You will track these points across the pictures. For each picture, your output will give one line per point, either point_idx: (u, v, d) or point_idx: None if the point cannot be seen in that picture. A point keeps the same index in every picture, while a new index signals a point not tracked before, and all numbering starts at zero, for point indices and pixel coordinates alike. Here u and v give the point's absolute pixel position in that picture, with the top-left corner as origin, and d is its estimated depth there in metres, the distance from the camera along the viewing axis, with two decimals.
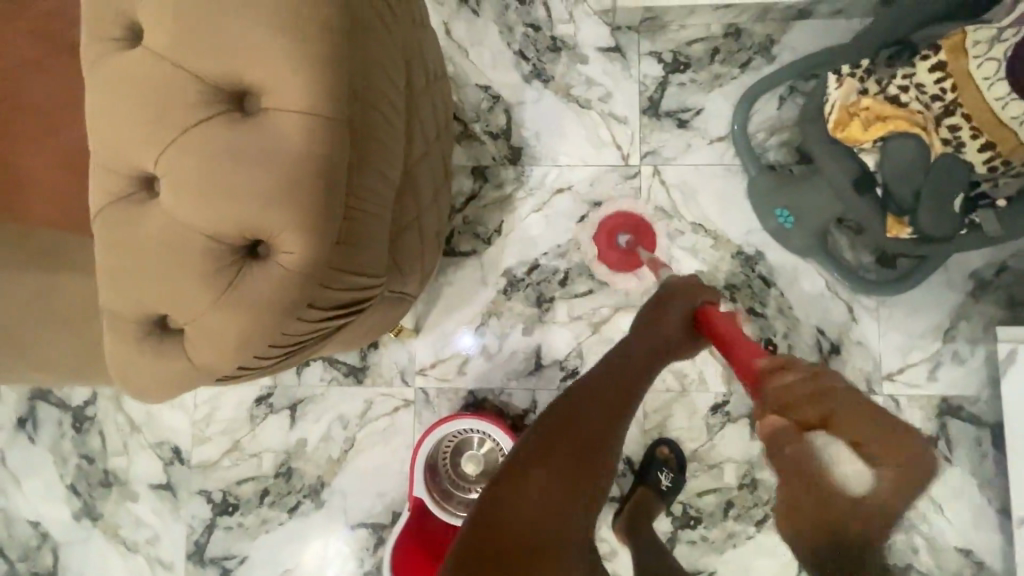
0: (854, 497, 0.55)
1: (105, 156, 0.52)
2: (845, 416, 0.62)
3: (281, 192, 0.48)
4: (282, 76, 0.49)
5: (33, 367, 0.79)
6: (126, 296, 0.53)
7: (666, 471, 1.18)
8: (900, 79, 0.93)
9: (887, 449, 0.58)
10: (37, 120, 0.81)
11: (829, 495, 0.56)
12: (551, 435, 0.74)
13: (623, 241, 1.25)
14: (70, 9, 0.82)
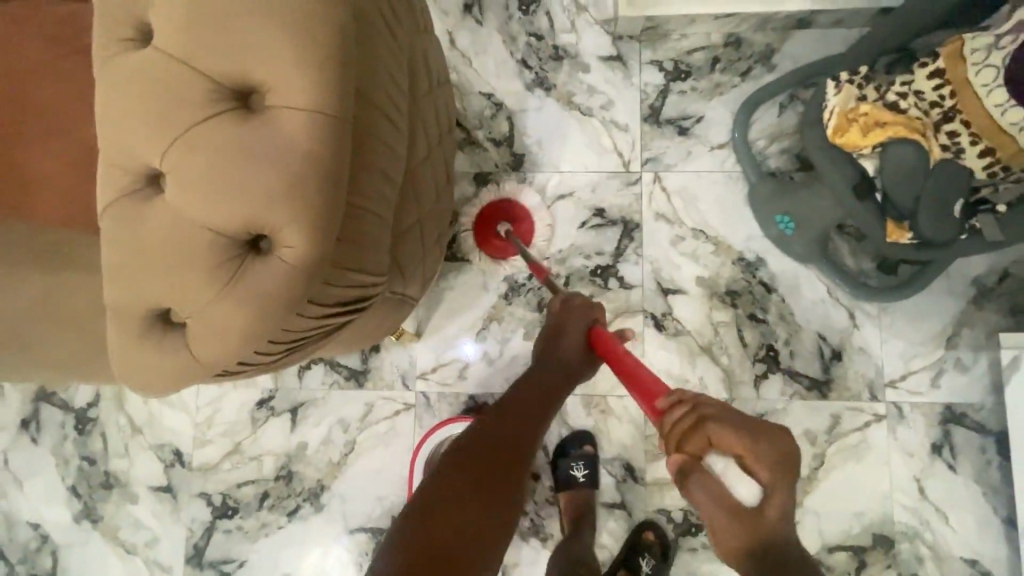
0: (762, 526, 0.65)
1: (113, 152, 0.53)
2: (724, 437, 0.68)
3: (285, 188, 0.49)
4: (288, 76, 0.50)
5: (54, 370, 0.81)
6: (129, 292, 0.54)
7: (647, 557, 1.14)
8: (899, 86, 0.94)
9: (758, 456, 0.66)
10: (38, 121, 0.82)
11: (732, 524, 0.66)
12: (469, 466, 0.80)
13: (501, 230, 1.22)
14: (84, 13, 0.84)
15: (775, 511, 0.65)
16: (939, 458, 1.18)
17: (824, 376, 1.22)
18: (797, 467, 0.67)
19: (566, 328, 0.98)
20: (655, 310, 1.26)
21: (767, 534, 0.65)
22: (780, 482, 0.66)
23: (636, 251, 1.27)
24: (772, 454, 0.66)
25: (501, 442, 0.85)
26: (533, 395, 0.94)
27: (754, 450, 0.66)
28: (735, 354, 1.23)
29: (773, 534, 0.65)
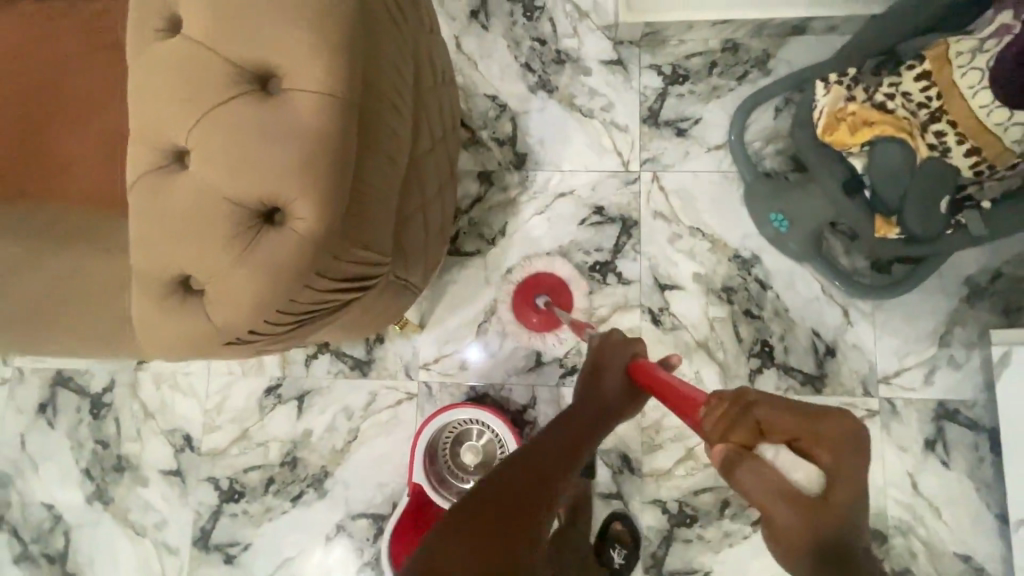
0: (834, 520, 0.50)
1: (143, 132, 0.58)
2: (775, 418, 0.58)
3: (298, 163, 0.53)
4: (303, 62, 0.54)
5: (76, 347, 0.83)
6: (154, 260, 0.58)
7: (619, 548, 1.19)
8: (886, 87, 0.99)
9: (819, 437, 0.55)
10: (71, 117, 0.89)
11: (794, 513, 0.50)
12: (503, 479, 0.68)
13: (540, 302, 1.27)
14: (117, 16, 0.91)
15: (846, 502, 0.51)
16: (932, 454, 1.20)
17: (818, 371, 1.24)
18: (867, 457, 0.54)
19: (606, 364, 0.95)
20: (652, 305, 1.29)
21: (839, 528, 0.50)
22: (847, 466, 0.53)
23: (634, 248, 1.30)
24: (834, 430, 0.55)
25: (535, 471, 0.71)
26: (570, 431, 0.83)
27: (811, 426, 0.56)
28: (730, 349, 1.26)
29: (846, 532, 0.50)
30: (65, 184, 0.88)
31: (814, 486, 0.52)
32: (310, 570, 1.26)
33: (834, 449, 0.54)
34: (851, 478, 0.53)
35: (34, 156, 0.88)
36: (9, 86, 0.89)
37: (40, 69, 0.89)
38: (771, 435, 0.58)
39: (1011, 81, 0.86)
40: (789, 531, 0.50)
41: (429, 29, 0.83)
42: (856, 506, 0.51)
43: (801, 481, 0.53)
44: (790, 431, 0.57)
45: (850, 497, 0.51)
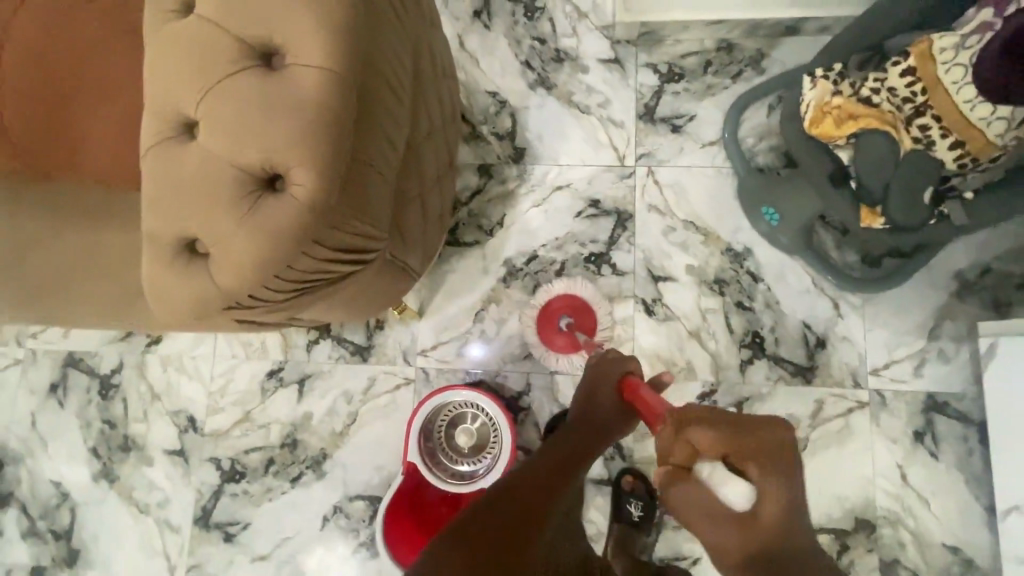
0: (753, 526, 0.65)
1: (155, 104, 0.62)
2: (707, 439, 0.72)
3: (298, 132, 0.57)
4: (306, 39, 0.58)
5: (84, 318, 0.87)
6: (163, 222, 0.62)
7: (634, 501, 1.21)
8: (872, 82, 1.01)
9: (743, 453, 0.69)
10: (65, 109, 0.88)
11: (716, 526, 0.68)
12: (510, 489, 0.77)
13: (563, 323, 1.25)
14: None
15: (766, 510, 0.65)
16: (921, 446, 1.21)
17: (808, 362, 1.26)
18: (788, 464, 0.68)
19: (599, 386, 1.03)
20: (646, 296, 1.32)
21: (764, 535, 0.64)
22: (769, 478, 0.67)
23: (629, 240, 1.34)
24: (755, 446, 0.69)
25: (538, 486, 0.78)
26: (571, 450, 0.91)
27: (738, 444, 0.69)
28: (721, 340, 1.28)
29: (768, 535, 0.64)
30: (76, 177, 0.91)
31: (739, 500, 0.68)
32: (307, 550, 1.29)
33: (758, 463, 0.68)
34: (772, 487, 0.66)
35: (37, 150, 0.89)
36: (14, 54, 0.87)
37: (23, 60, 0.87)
38: (704, 454, 0.74)
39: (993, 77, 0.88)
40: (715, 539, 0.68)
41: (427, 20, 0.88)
42: (776, 511, 0.65)
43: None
44: (722, 448, 0.71)
45: (771, 505, 0.65)
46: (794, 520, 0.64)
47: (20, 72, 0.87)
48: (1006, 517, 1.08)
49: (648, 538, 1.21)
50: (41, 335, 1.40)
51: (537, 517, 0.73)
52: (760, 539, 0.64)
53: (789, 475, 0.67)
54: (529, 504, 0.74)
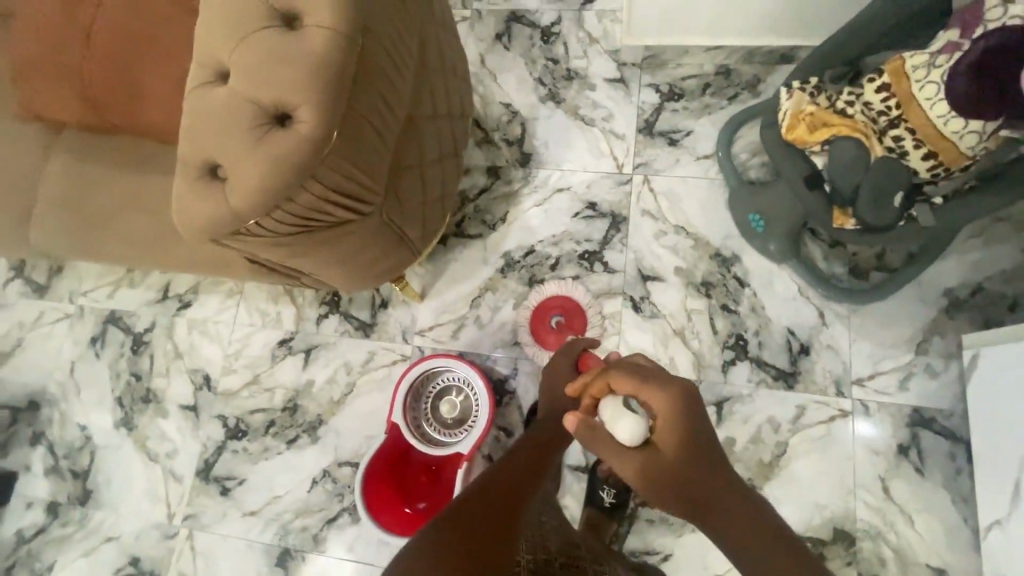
0: (659, 463, 0.67)
1: (200, 55, 0.76)
2: (619, 381, 0.75)
3: (307, 78, 0.70)
4: (321, 6, 0.72)
5: (133, 251, 1.03)
6: (194, 147, 0.75)
7: (607, 488, 1.24)
8: (847, 96, 1.09)
9: (641, 390, 0.71)
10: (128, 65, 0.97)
11: (622, 461, 0.71)
12: (492, 479, 0.79)
13: (554, 323, 1.34)
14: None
15: (665, 445, 0.67)
16: (906, 460, 1.20)
17: (791, 368, 1.28)
18: (692, 404, 0.68)
19: (558, 374, 1.00)
20: (634, 294, 1.38)
21: (665, 469, 0.66)
22: (677, 425, 0.67)
23: (622, 241, 1.41)
24: (663, 398, 0.68)
25: (510, 491, 0.77)
26: (537, 440, 0.88)
27: (646, 392, 0.70)
28: (705, 341, 1.32)
29: (666, 468, 0.66)
30: (128, 113, 0.99)
31: (636, 433, 0.70)
32: (294, 509, 1.36)
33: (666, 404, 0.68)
34: (677, 434, 0.67)
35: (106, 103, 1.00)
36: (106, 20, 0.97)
37: (90, 8, 0.98)
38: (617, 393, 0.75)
39: (963, 92, 0.93)
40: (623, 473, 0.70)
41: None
42: (675, 446, 0.66)
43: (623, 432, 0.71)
44: (631, 392, 0.73)
45: (676, 449, 0.66)
46: (689, 459, 0.66)
47: (109, 39, 0.97)
48: (989, 534, 1.05)
49: (619, 525, 1.24)
50: (89, 293, 1.57)
51: (512, 520, 0.74)
52: (661, 475, 0.66)
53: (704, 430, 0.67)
54: (501, 513, 0.73)
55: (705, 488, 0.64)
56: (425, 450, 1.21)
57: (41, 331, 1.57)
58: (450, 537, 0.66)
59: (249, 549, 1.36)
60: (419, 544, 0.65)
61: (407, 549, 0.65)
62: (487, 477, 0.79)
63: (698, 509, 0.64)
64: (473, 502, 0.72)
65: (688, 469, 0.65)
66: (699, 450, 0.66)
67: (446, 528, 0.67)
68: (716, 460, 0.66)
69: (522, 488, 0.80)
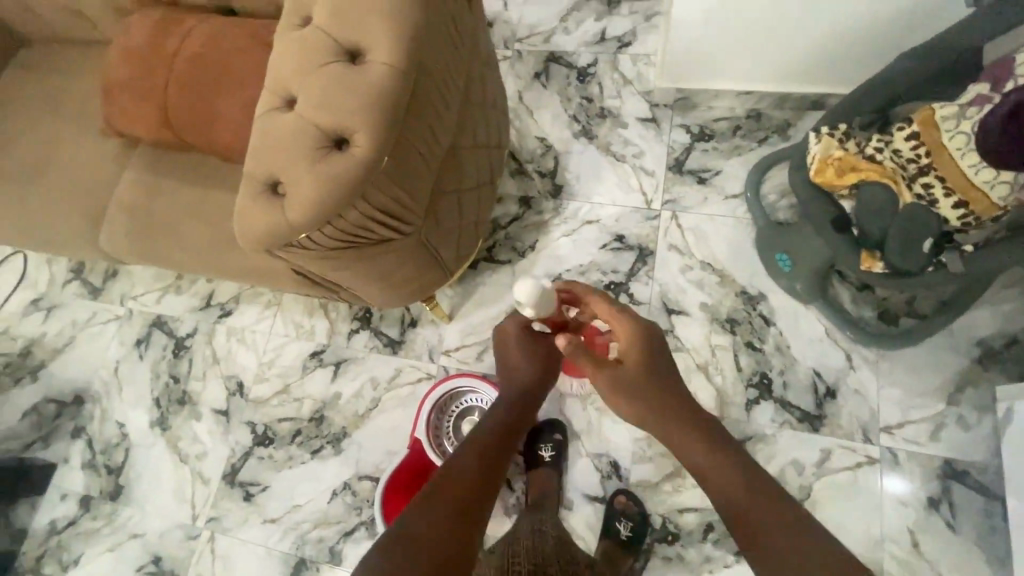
0: (630, 374, 1.00)
1: (271, 82, 0.84)
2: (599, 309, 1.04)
3: (365, 109, 0.77)
4: (382, 43, 0.78)
5: (191, 258, 1.10)
6: (259, 165, 0.83)
7: (624, 521, 1.23)
8: (876, 142, 1.11)
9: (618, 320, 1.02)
10: (196, 90, 1.03)
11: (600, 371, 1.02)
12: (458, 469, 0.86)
13: None
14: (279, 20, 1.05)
15: (634, 361, 1.00)
16: (936, 514, 1.16)
17: (817, 411, 1.26)
18: (651, 334, 1.02)
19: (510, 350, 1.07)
20: (658, 326, 1.39)
21: (635, 376, 0.99)
22: (642, 352, 1.00)
23: (648, 274, 1.44)
24: (635, 331, 1.01)
25: (475, 481, 0.85)
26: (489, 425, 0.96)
27: (621, 323, 1.02)
28: (729, 377, 1.32)
29: (634, 376, 1.00)
30: (201, 133, 1.05)
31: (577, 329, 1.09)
32: (313, 519, 1.39)
33: (627, 352, 1.01)
34: (643, 358, 1.00)
35: (176, 123, 1.07)
36: (183, 51, 1.05)
37: (173, 40, 1.06)
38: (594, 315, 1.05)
39: (994, 143, 0.94)
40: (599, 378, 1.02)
41: (478, 16, 1.02)
42: (641, 364, 1.00)
43: (531, 310, 0.95)
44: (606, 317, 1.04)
45: (641, 366, 1.00)
46: (649, 370, 1.00)
47: (182, 65, 1.04)
48: None
49: (636, 558, 1.23)
50: (139, 297, 1.67)
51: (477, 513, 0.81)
52: (631, 379, 0.99)
53: (659, 360, 1.01)
54: (467, 503, 0.81)
55: (661, 392, 0.99)
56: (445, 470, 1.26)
57: (92, 330, 1.67)
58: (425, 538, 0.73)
59: (267, 556, 1.39)
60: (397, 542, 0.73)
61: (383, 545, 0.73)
62: (450, 473, 0.84)
63: (656, 405, 0.98)
64: (443, 499, 0.79)
65: (649, 377, 0.99)
66: (657, 368, 1.01)
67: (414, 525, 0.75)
68: (665, 379, 1.00)
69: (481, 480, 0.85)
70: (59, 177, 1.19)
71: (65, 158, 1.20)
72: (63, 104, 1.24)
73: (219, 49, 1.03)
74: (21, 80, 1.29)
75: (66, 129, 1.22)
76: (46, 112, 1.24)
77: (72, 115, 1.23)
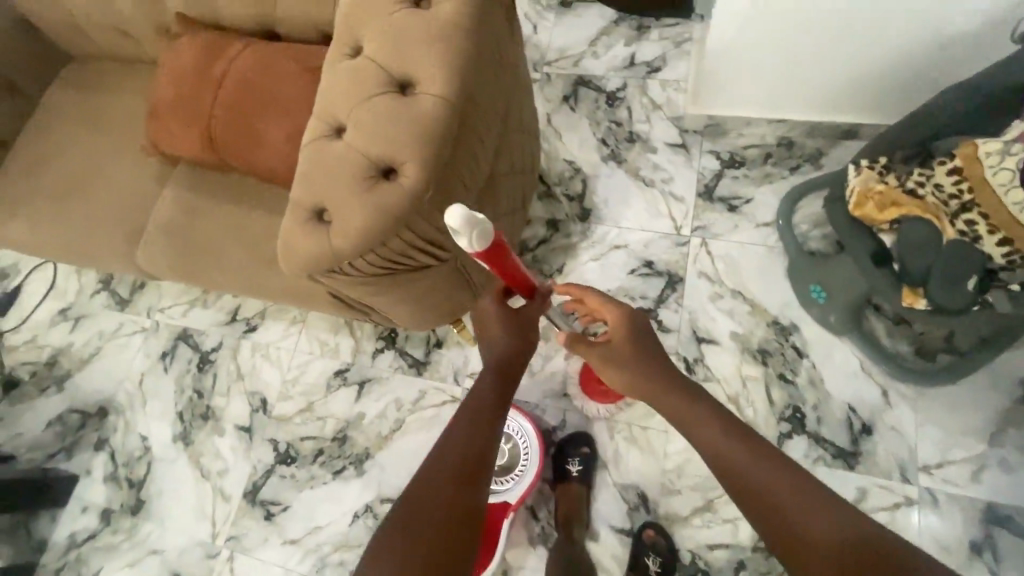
0: (626, 360, 0.99)
1: (320, 111, 0.85)
2: (590, 299, 1.02)
3: (415, 140, 0.77)
4: (434, 75, 0.79)
5: (234, 279, 1.12)
6: (307, 192, 0.83)
7: (653, 556, 1.21)
8: (917, 176, 1.11)
9: (603, 306, 1.02)
10: (241, 114, 1.05)
11: (605, 362, 1.01)
12: (448, 450, 0.82)
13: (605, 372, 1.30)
14: (323, 47, 1.06)
15: (627, 346, 0.99)
16: (978, 560, 1.13)
17: (852, 447, 1.23)
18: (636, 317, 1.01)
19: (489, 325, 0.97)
20: (687, 354, 1.37)
21: (632, 361, 0.98)
22: (632, 336, 0.99)
23: (677, 301, 1.43)
24: (619, 316, 1.00)
25: (463, 463, 0.80)
26: (472, 413, 0.87)
27: (609, 311, 1.01)
28: (760, 410, 1.30)
29: (630, 360, 0.98)
30: (243, 156, 1.07)
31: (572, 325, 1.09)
32: (334, 541, 1.38)
33: (621, 328, 1.00)
34: (634, 343, 0.99)
35: (219, 145, 1.08)
36: (229, 75, 1.06)
37: (220, 64, 1.08)
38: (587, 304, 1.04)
39: None
40: (603, 370, 1.02)
41: (521, 48, 1.03)
42: (634, 348, 0.99)
43: (469, 240, 0.67)
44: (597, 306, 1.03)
45: (633, 351, 0.99)
46: (643, 355, 0.99)
47: (228, 89, 1.06)
48: None
49: None
50: (166, 310, 1.68)
51: (470, 497, 0.78)
52: (628, 363, 0.98)
53: (650, 345, 1.00)
54: (457, 490, 0.77)
55: (658, 374, 0.97)
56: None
57: (118, 341, 1.68)
58: (418, 534, 0.73)
59: None
60: (392, 540, 0.73)
61: (379, 540, 0.74)
62: (436, 459, 0.81)
63: (655, 392, 0.96)
64: (433, 489, 0.77)
65: (644, 361, 0.98)
66: (652, 351, 1.00)
67: (403, 535, 0.73)
68: (660, 361, 0.98)
69: (469, 479, 0.79)
70: (103, 195, 1.21)
71: (107, 176, 1.22)
72: (106, 122, 1.27)
73: (264, 75, 1.04)
74: (66, 97, 1.31)
75: (108, 148, 1.24)
76: (89, 130, 1.27)
77: (114, 133, 1.25)
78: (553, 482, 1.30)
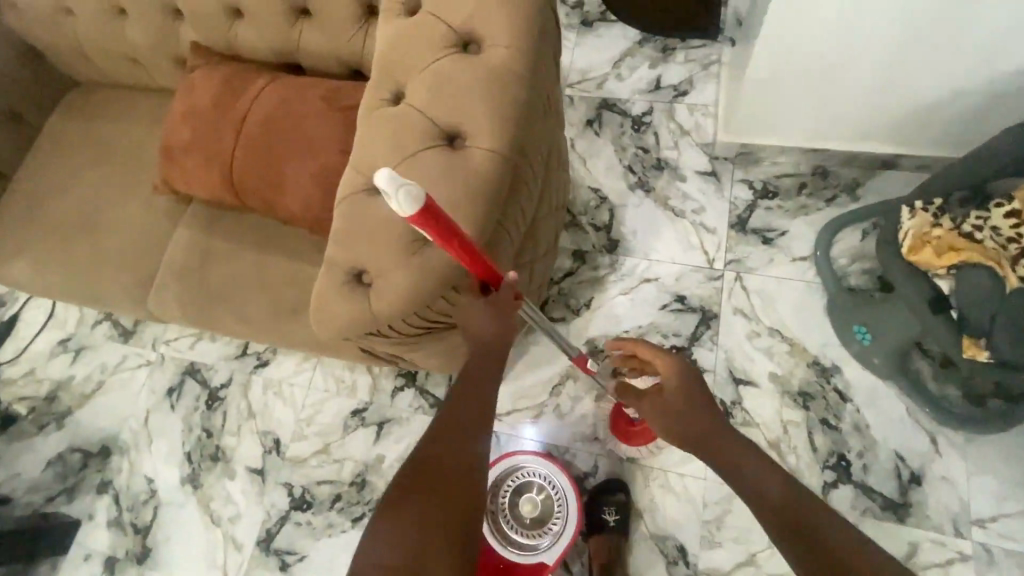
0: (672, 408, 0.90)
1: (357, 161, 0.78)
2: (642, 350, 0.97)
3: (464, 198, 0.71)
4: (486, 128, 0.73)
5: (255, 328, 1.05)
6: (344, 251, 0.77)
7: None
8: (974, 219, 1.07)
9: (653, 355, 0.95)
10: (263, 154, 0.98)
11: (652, 411, 0.94)
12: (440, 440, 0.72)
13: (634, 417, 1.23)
14: (352, 83, 1.00)
15: (674, 397, 0.91)
16: None
17: (901, 499, 1.18)
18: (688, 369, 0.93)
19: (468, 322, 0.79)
20: (724, 397, 1.32)
21: (677, 409, 0.90)
22: (679, 383, 0.91)
23: (712, 339, 1.37)
24: (671, 365, 0.93)
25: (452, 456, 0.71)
26: (463, 400, 0.75)
27: (659, 359, 0.94)
28: (803, 458, 1.24)
29: (675, 408, 0.90)
30: (264, 198, 1.00)
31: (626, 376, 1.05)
32: None
33: (670, 375, 0.92)
34: (681, 390, 0.91)
35: (239, 187, 1.01)
36: (251, 113, 1.00)
37: (240, 101, 1.01)
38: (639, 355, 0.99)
39: None
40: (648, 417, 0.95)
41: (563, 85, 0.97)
42: (681, 396, 0.90)
43: (396, 201, 0.55)
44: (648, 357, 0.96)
45: (678, 397, 0.90)
46: (692, 405, 0.89)
47: (250, 128, 0.99)
48: None
49: None
50: (171, 342, 1.60)
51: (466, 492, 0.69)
52: (673, 412, 0.90)
53: (695, 389, 0.91)
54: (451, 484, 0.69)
55: (702, 422, 0.87)
56: (517, 560, 1.17)
57: (121, 376, 1.59)
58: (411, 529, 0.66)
59: None
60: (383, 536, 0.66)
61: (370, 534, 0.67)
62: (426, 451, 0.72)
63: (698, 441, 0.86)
64: (425, 482, 0.69)
65: (689, 408, 0.89)
66: (699, 398, 0.90)
67: (396, 533, 0.66)
68: (708, 409, 0.88)
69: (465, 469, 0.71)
70: (113, 235, 1.14)
71: (117, 213, 1.15)
72: (114, 154, 1.19)
73: (289, 114, 0.98)
74: (71, 126, 1.24)
75: (118, 183, 1.17)
76: (97, 163, 1.19)
77: (124, 167, 1.18)
78: (588, 533, 1.23)
